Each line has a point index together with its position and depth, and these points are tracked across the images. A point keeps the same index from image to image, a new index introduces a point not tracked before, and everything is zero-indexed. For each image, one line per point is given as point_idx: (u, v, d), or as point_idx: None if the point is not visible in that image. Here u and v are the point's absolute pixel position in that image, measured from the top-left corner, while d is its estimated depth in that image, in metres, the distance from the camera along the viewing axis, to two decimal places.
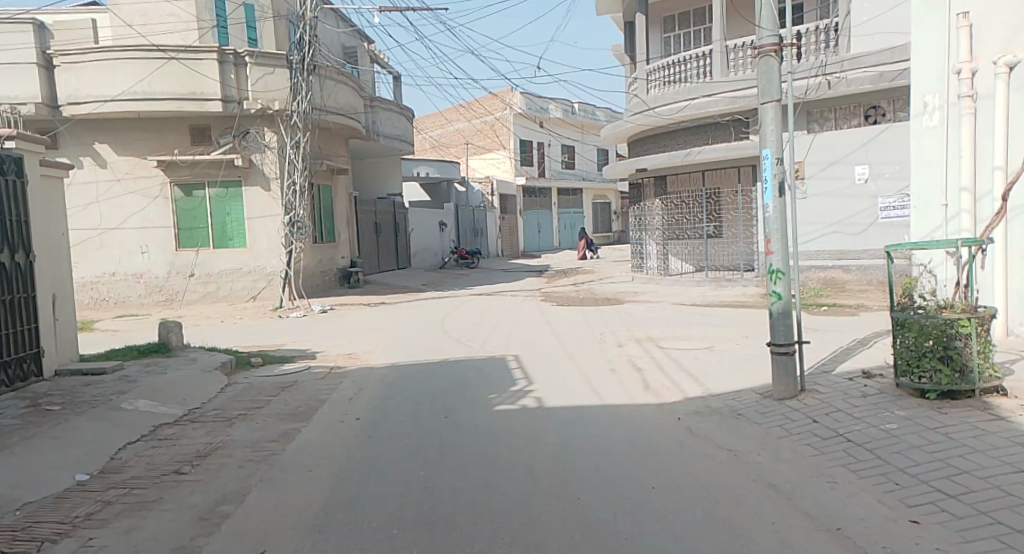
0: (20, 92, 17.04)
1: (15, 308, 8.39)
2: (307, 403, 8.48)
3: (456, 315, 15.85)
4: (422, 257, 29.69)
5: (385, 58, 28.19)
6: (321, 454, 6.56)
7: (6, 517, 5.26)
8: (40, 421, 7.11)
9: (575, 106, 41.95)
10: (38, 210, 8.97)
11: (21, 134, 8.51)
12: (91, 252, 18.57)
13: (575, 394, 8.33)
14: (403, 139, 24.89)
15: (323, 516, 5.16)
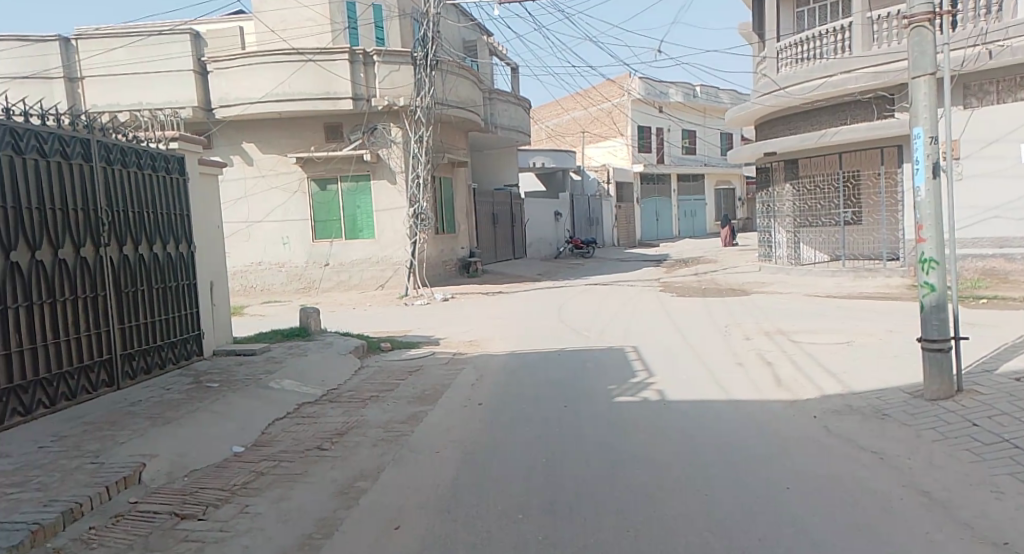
0: (179, 97, 18.66)
1: (180, 294, 9.18)
2: (433, 387, 8.81)
3: (576, 304, 15.97)
4: (537, 246, 29.99)
5: (503, 49, 28.63)
6: (449, 437, 6.81)
7: (175, 484, 5.79)
8: (201, 396, 7.77)
9: (697, 89, 40.97)
10: (199, 205, 9.75)
11: (182, 135, 9.24)
12: (240, 242, 20.03)
13: (697, 387, 8.24)
14: (520, 130, 25.10)
15: (452, 497, 5.38)
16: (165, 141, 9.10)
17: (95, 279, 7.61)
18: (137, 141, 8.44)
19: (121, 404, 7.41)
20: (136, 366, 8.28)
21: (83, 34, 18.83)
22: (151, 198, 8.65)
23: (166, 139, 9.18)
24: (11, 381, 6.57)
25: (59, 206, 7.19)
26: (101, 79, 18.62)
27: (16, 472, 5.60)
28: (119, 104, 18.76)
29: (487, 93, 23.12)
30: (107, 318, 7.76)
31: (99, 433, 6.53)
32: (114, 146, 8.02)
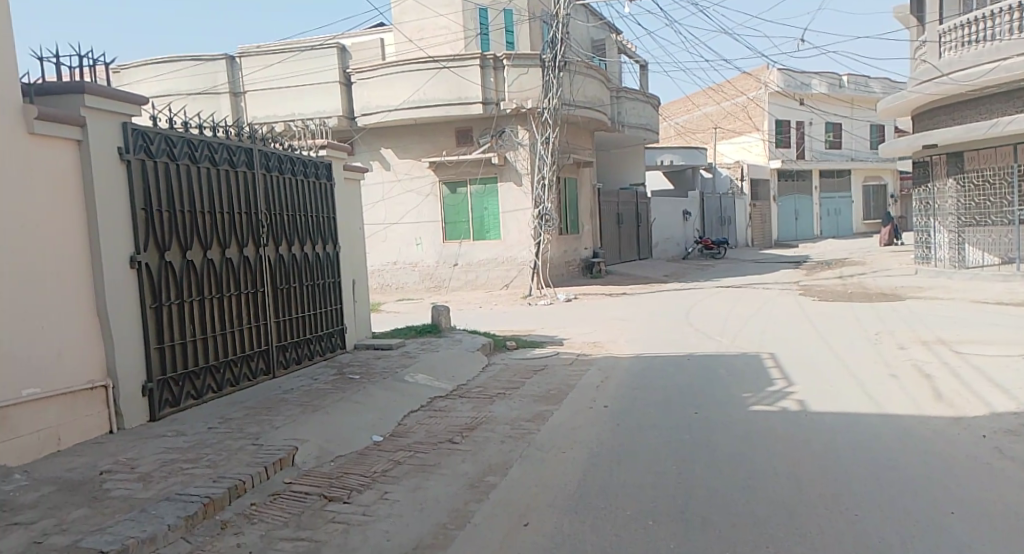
0: (326, 107, 19.91)
1: (326, 290, 9.80)
2: (558, 387, 8.97)
3: (706, 307, 15.70)
4: (665, 247, 29.63)
5: (633, 47, 28.52)
6: (576, 437, 6.94)
7: (323, 468, 6.23)
8: (344, 386, 8.28)
9: (844, 79, 39.09)
10: (343, 208, 10.36)
11: (330, 143, 9.84)
12: (379, 243, 21.01)
13: (836, 398, 7.96)
14: (649, 127, 24.96)
15: (580, 498, 5.49)
16: (315, 149, 9.76)
17: (255, 276, 8.26)
18: (291, 150, 9.11)
19: (276, 392, 8.01)
20: (288, 357, 8.90)
21: (247, 52, 20.57)
22: (303, 202, 9.30)
23: (315, 147, 9.82)
24: (186, 367, 7.25)
25: (227, 210, 7.87)
26: (261, 92, 20.30)
27: (189, 449, 6.20)
28: (275, 115, 20.34)
29: (614, 91, 23.10)
30: (264, 312, 8.40)
31: (257, 417, 7.11)
32: (272, 155, 8.69)
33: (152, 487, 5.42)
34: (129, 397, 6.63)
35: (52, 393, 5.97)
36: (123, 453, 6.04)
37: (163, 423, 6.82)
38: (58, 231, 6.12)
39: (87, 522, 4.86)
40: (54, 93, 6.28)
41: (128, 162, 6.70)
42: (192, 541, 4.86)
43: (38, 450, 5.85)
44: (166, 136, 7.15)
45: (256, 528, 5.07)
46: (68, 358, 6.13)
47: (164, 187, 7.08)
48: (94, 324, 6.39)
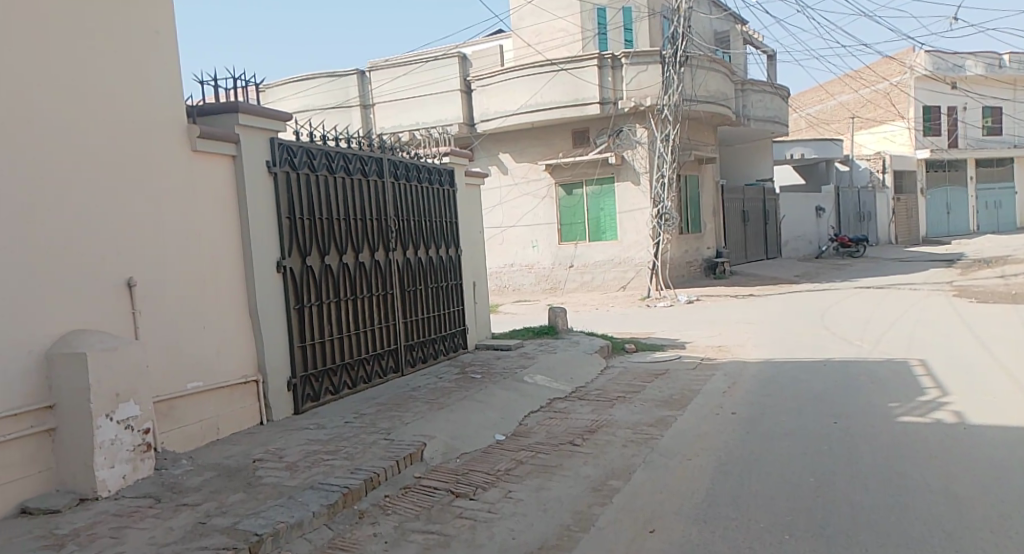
0: (449, 116, 20.75)
1: (449, 292, 10.14)
2: (681, 392, 8.90)
3: (840, 310, 15.10)
4: (795, 245, 28.67)
5: (759, 37, 27.81)
6: (702, 445, 6.89)
7: (449, 464, 6.49)
8: (467, 385, 8.56)
9: (1005, 59, 36.48)
10: (465, 212, 10.71)
11: (453, 150, 10.21)
12: (497, 245, 21.62)
13: (992, 411, 7.50)
14: (778, 120, 24.11)
15: (707, 507, 5.47)
16: (439, 157, 10.17)
17: (385, 279, 8.69)
18: (417, 158, 9.52)
19: (404, 389, 8.38)
20: (416, 356, 9.29)
21: (375, 67, 21.98)
22: (428, 208, 9.69)
23: (439, 154, 10.23)
24: (325, 364, 7.73)
25: (360, 218, 8.33)
26: (387, 103, 21.63)
27: (328, 441, 6.61)
28: (400, 125, 21.55)
29: (739, 84, 22.57)
30: (393, 313, 8.81)
31: (388, 412, 7.48)
32: (399, 163, 9.12)
33: (298, 476, 5.83)
34: (275, 391, 7.15)
35: (211, 387, 6.51)
36: (272, 443, 6.51)
37: (305, 416, 7.29)
38: (217, 239, 6.69)
39: (242, 506, 5.29)
40: (214, 113, 6.86)
41: (274, 174, 7.23)
42: (332, 528, 5.20)
43: (200, 437, 6.40)
44: (307, 149, 7.67)
45: (390, 519, 5.37)
46: (223, 355, 6.68)
47: (305, 197, 7.59)
48: (246, 324, 6.93)
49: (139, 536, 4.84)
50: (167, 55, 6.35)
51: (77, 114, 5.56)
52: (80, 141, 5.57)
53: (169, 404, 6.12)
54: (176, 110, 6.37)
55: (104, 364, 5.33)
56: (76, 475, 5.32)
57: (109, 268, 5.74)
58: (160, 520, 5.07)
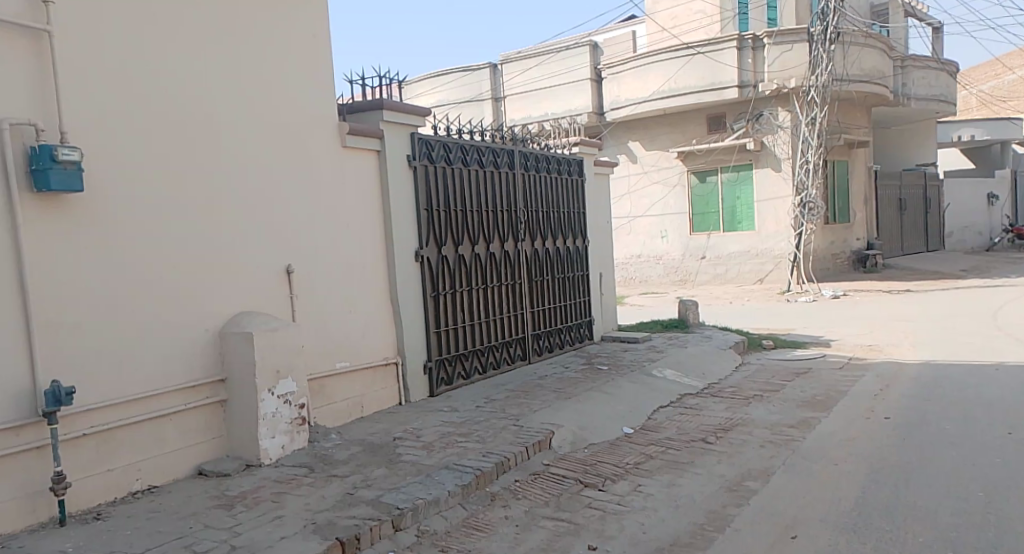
0: (577, 106, 20.95)
1: (576, 284, 10.27)
2: (825, 393, 8.62)
3: (1011, 309, 14.01)
4: (960, 236, 26.90)
5: (923, 8, 26.07)
6: (847, 450, 6.70)
7: (578, 453, 6.70)
8: (595, 376, 8.68)
9: None
10: (593, 202, 10.77)
11: (583, 140, 10.31)
12: (625, 236, 21.63)
13: None
14: (943, 98, 22.53)
15: (855, 515, 5.33)
16: (569, 147, 10.30)
17: (515, 269, 8.93)
18: (547, 149, 9.70)
19: (531, 377, 8.60)
20: (543, 345, 9.49)
21: (508, 58, 22.40)
22: (557, 198, 9.84)
23: (569, 144, 10.37)
24: (457, 349, 8.06)
25: (492, 208, 8.58)
26: (520, 95, 22.09)
27: (462, 424, 6.91)
28: (531, 117, 21.97)
29: (899, 60, 21.29)
30: (522, 303, 9.03)
31: (518, 399, 7.72)
32: (530, 155, 9.31)
33: (434, 455, 6.18)
34: (413, 373, 7.54)
35: (356, 367, 6.95)
36: (410, 422, 6.88)
37: (439, 398, 7.65)
38: (364, 230, 7.15)
39: (385, 480, 5.69)
40: (361, 111, 7.31)
41: (414, 167, 7.61)
42: (466, 508, 5.52)
43: (348, 414, 6.85)
44: (444, 143, 7.99)
45: (521, 504, 5.63)
46: (368, 339, 7.12)
47: (442, 188, 7.92)
48: (388, 310, 7.36)
49: (296, 501, 5.32)
50: (319, 58, 6.87)
51: (243, 117, 6.18)
52: (246, 142, 6.19)
53: (320, 382, 6.61)
54: (328, 110, 6.88)
55: (266, 342, 5.89)
56: (244, 443, 5.94)
57: (270, 257, 6.32)
58: (314, 488, 5.54)
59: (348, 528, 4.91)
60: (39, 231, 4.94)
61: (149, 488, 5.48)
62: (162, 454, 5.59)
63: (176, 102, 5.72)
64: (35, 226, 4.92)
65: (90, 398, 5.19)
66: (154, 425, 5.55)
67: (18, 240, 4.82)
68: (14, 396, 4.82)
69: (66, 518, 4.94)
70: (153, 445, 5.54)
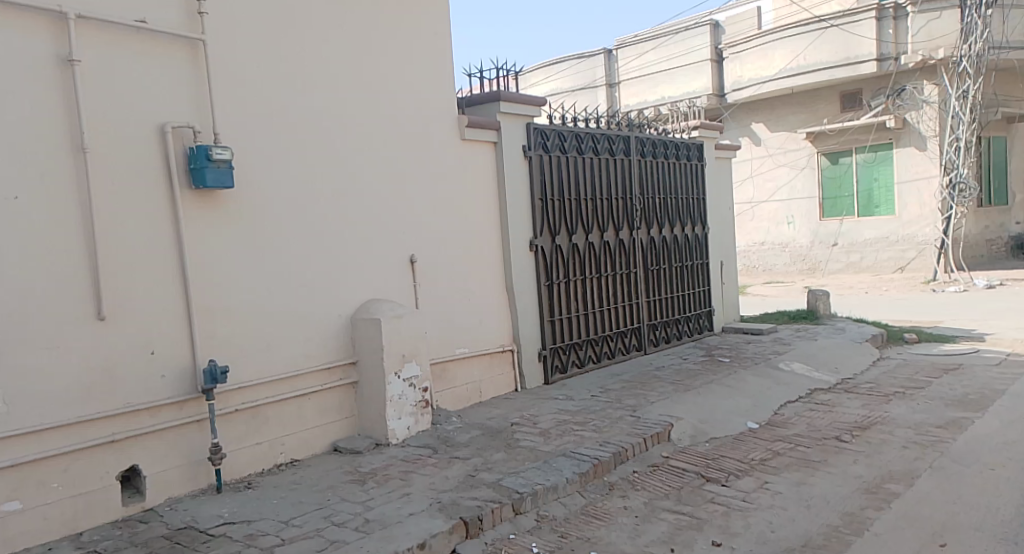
0: (696, 87, 20.82)
1: (694, 272, 10.16)
2: (979, 392, 8.05)
3: None
4: None
5: None
6: (1003, 455, 6.26)
7: (700, 447, 6.64)
8: (716, 368, 8.54)
9: None
10: (713, 188, 10.62)
11: (703, 123, 10.19)
12: (747, 222, 21.09)
13: None
14: None
15: (1015, 526, 4.99)
16: (688, 131, 10.18)
17: (630, 258, 8.97)
18: (665, 134, 9.65)
19: (647, 367, 8.58)
20: (659, 335, 9.46)
21: (624, 43, 22.60)
22: (674, 184, 9.76)
23: (688, 128, 10.27)
24: (571, 338, 8.18)
25: (607, 197, 8.66)
26: (634, 80, 22.22)
27: (579, 413, 7.00)
28: (647, 101, 22.05)
29: None
30: (637, 292, 9.06)
31: (635, 390, 7.71)
32: (646, 141, 9.29)
33: (551, 443, 6.31)
34: (529, 360, 7.72)
35: (476, 353, 7.20)
36: (527, 409, 7.05)
37: (554, 386, 7.78)
38: (482, 220, 7.38)
39: (505, 464, 5.87)
40: (479, 103, 7.54)
41: (529, 157, 7.77)
42: (585, 496, 5.63)
43: (468, 399, 7.11)
44: (559, 132, 8.10)
45: (640, 496, 5.68)
46: (485, 326, 7.36)
47: (556, 177, 8.05)
48: (504, 298, 7.56)
49: (423, 481, 5.59)
50: (440, 53, 7.14)
51: (371, 113, 6.51)
52: (375, 139, 6.52)
53: (441, 366, 6.88)
54: (448, 103, 7.14)
55: (393, 328, 6.21)
56: (373, 424, 6.30)
57: (395, 246, 6.64)
58: (438, 468, 5.80)
59: (471, 509, 5.10)
60: (195, 224, 5.42)
61: (291, 462, 5.93)
62: (302, 430, 6.03)
63: (310, 100, 6.09)
64: (192, 220, 5.40)
65: (241, 377, 5.65)
66: (294, 404, 5.98)
67: (178, 232, 5.32)
68: (177, 373, 5.33)
69: (221, 486, 5.43)
70: (294, 421, 5.97)
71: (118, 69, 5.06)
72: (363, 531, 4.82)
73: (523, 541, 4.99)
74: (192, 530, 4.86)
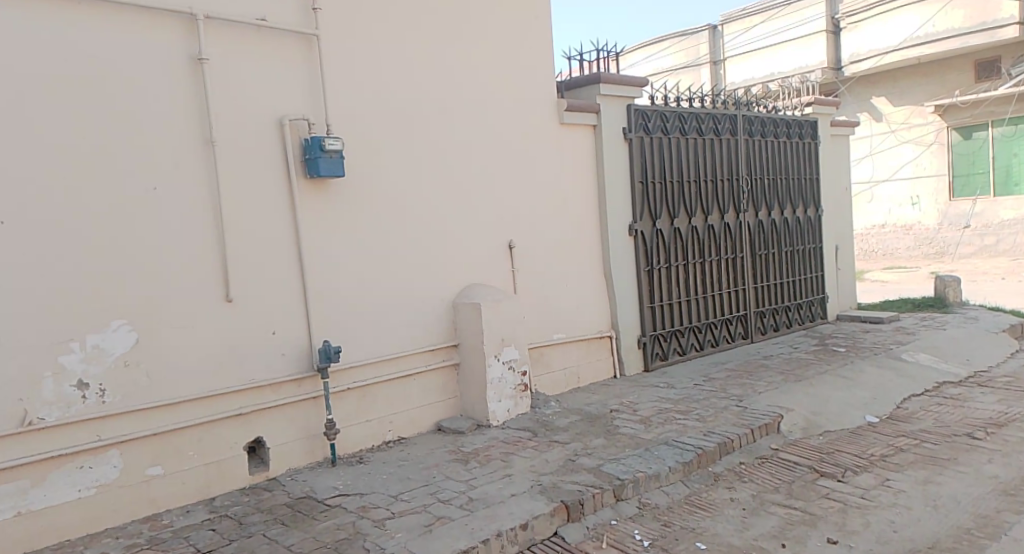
0: (811, 61, 20.06)
1: (805, 257, 9.76)
2: None
3: None
4: None
5: None
6: None
7: (812, 440, 6.34)
8: (830, 359, 8.13)
9: None
10: (828, 167, 10.18)
11: (817, 99, 9.79)
12: (864, 204, 20.11)
13: None
14: None
15: None
16: (800, 108, 9.77)
17: (735, 242, 8.70)
18: (775, 112, 9.30)
19: (754, 356, 8.29)
20: (768, 322, 9.12)
21: (730, 18, 21.78)
22: (784, 164, 9.40)
23: (802, 105, 9.88)
24: (674, 325, 8.02)
25: (711, 178, 8.43)
26: (740, 56, 21.76)
27: (680, 401, 6.85)
28: (753, 78, 21.70)
29: None
30: (744, 278, 8.78)
31: (742, 379, 7.46)
32: (755, 118, 8.97)
33: (652, 430, 6.22)
34: (628, 347, 7.63)
35: (574, 339, 7.18)
36: (627, 396, 6.98)
37: (654, 373, 7.66)
38: (582, 203, 7.35)
39: (605, 450, 5.84)
40: (578, 86, 7.49)
41: (630, 140, 7.65)
42: (688, 486, 5.52)
43: (566, 384, 7.11)
44: (661, 113, 7.94)
45: (747, 488, 5.51)
46: (584, 311, 7.33)
47: (658, 160, 7.90)
48: (604, 283, 7.51)
49: (523, 463, 5.65)
50: (541, 37, 7.12)
51: (472, 100, 6.58)
52: (475, 125, 6.59)
53: (539, 351, 6.91)
54: (547, 88, 7.13)
55: (493, 312, 6.28)
56: (474, 406, 6.42)
57: (494, 232, 6.70)
58: (538, 451, 5.85)
59: (572, 493, 5.10)
60: (311, 210, 5.67)
61: (398, 440, 6.13)
62: (408, 409, 6.22)
63: (414, 89, 6.22)
64: (308, 207, 5.65)
65: (351, 357, 5.89)
66: (401, 385, 6.17)
67: (295, 219, 5.59)
68: (295, 352, 5.62)
69: (335, 460, 5.71)
70: (401, 401, 6.17)
71: (240, 65, 5.35)
72: (467, 509, 4.93)
73: (625, 527, 4.95)
74: (310, 500, 5.13)
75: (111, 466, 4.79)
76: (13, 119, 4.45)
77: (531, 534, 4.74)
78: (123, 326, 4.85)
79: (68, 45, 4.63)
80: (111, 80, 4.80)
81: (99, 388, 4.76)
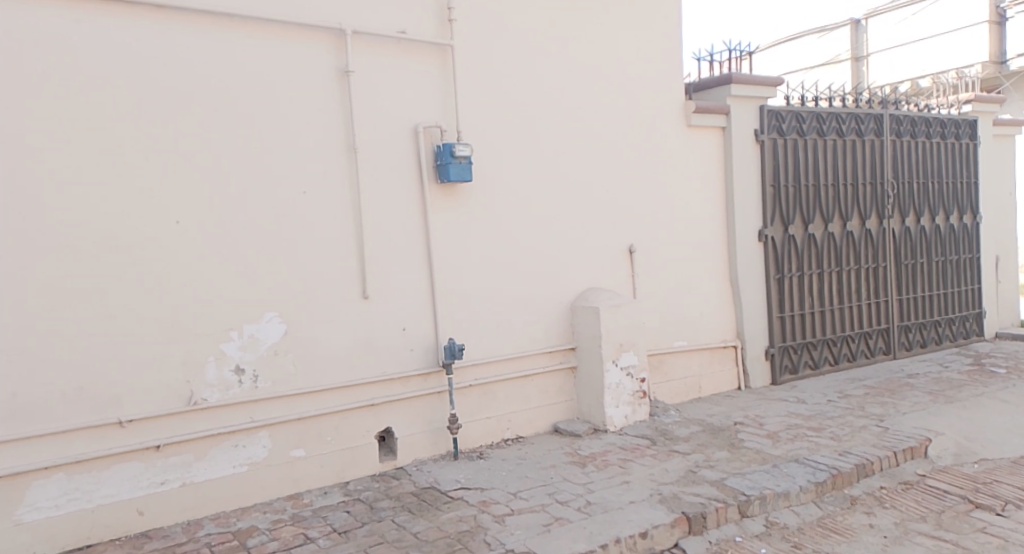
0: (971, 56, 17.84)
1: (960, 268, 8.96)
2: None
3: None
4: None
5: None
6: None
7: (965, 467, 5.82)
8: (987, 380, 7.43)
9: None
10: (990, 170, 9.28)
11: (978, 97, 8.95)
12: None
13: None
14: None
15: None
16: (957, 106, 8.98)
17: (878, 250, 8.14)
18: (927, 111, 8.60)
19: (896, 373, 7.73)
20: (913, 337, 8.45)
21: (876, 12, 20.26)
22: (937, 167, 8.68)
23: (958, 103, 9.07)
24: (805, 337, 7.60)
25: (851, 182, 7.93)
26: (885, 51, 20.00)
27: (812, 417, 6.50)
28: (902, 76, 19.71)
29: None
30: (886, 288, 8.19)
31: (882, 398, 6.96)
32: (904, 118, 8.35)
33: (780, 446, 5.93)
34: (754, 358, 7.32)
35: (697, 347, 7.00)
36: (752, 409, 6.71)
37: (782, 387, 7.31)
38: (709, 208, 7.14)
39: (729, 464, 5.64)
40: (709, 87, 7.26)
41: (761, 142, 7.33)
42: (821, 507, 5.22)
43: (685, 394, 6.95)
44: (796, 113, 7.56)
45: (888, 514, 5.14)
46: (708, 319, 7.11)
47: (792, 162, 7.52)
48: (729, 291, 7.25)
49: (641, 471, 5.56)
50: (669, 38, 6.95)
51: (595, 103, 6.54)
52: (598, 128, 6.56)
53: (659, 358, 6.78)
54: (675, 89, 6.97)
55: (613, 318, 6.23)
56: (591, 410, 6.39)
57: (617, 236, 6.64)
58: (657, 460, 5.75)
59: (694, 505, 4.95)
60: (439, 213, 5.86)
61: (516, 438, 6.22)
62: (526, 409, 6.30)
63: (538, 95, 6.26)
64: (437, 209, 5.84)
65: (475, 355, 6.04)
66: (520, 384, 6.25)
67: (424, 221, 5.79)
68: (423, 349, 5.83)
69: (457, 454, 5.87)
70: (519, 401, 6.25)
71: (378, 72, 5.60)
72: (586, 512, 4.91)
73: (751, 545, 4.76)
74: (435, 491, 5.32)
75: (261, 446, 5.17)
76: (186, 126, 4.89)
77: (651, 543, 4.65)
78: (274, 318, 5.24)
79: (231, 60, 5.04)
80: (267, 91, 5.18)
81: (253, 373, 5.16)
